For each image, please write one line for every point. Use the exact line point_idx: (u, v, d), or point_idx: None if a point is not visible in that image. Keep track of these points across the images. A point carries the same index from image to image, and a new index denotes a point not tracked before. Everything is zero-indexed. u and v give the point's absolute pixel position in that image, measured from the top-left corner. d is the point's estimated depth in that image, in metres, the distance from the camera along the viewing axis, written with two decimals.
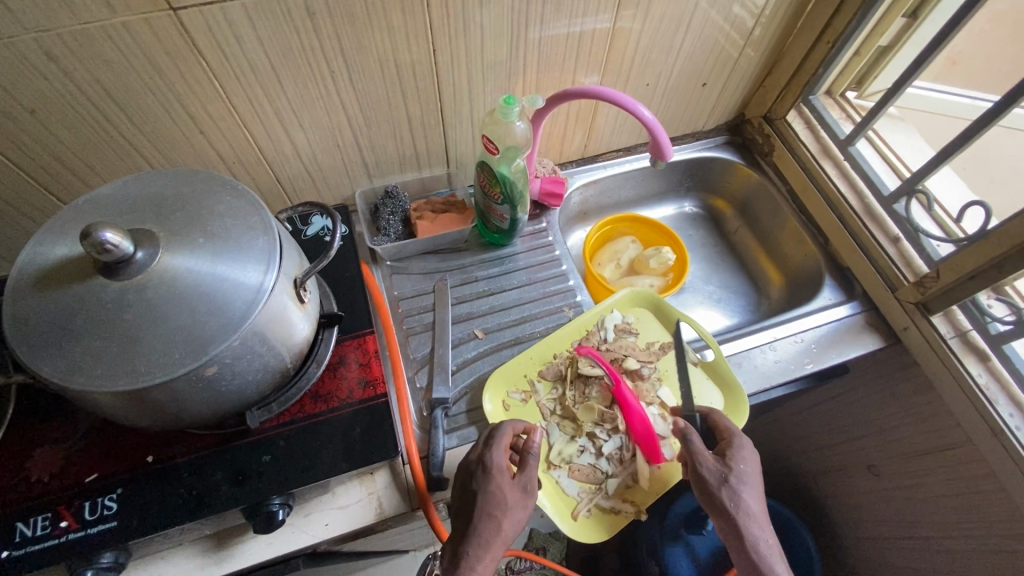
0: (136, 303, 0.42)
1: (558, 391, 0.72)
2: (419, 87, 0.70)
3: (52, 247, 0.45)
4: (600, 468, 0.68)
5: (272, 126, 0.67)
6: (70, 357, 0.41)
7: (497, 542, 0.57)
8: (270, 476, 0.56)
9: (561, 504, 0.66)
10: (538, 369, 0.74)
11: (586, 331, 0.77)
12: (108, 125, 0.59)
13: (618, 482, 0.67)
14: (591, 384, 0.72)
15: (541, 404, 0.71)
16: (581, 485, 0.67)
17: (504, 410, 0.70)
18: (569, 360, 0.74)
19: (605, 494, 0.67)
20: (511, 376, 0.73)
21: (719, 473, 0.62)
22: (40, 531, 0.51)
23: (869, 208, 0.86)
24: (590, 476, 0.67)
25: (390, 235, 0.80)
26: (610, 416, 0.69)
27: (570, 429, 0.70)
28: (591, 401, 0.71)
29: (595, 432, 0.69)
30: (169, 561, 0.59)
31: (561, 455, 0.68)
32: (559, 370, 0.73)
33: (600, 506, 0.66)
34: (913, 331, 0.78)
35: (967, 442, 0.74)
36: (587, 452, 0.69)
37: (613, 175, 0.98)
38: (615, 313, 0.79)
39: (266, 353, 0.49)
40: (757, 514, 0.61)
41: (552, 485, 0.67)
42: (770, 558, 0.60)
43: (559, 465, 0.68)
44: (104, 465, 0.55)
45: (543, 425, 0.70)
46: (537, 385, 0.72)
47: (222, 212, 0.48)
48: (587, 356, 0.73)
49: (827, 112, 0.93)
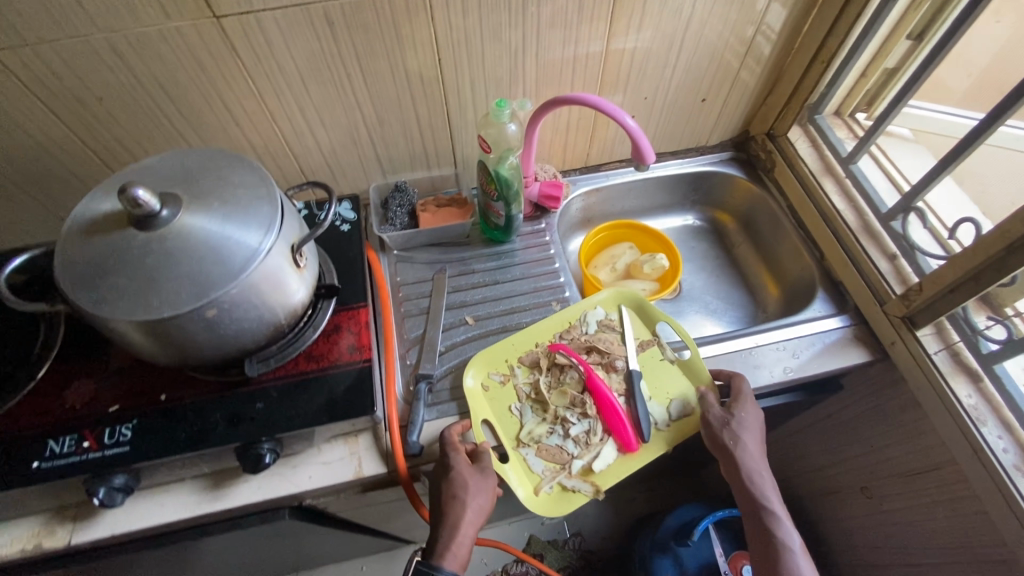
0: (158, 251, 0.51)
1: (535, 376, 0.76)
2: (427, 92, 0.78)
3: (99, 203, 0.54)
4: (566, 449, 0.72)
5: (297, 122, 0.76)
6: (100, 292, 0.50)
7: (464, 526, 0.62)
8: (261, 421, 0.63)
9: (525, 477, 0.70)
10: (518, 354, 0.78)
11: (570, 323, 0.81)
12: (160, 115, 0.70)
13: (582, 464, 0.71)
14: (566, 371, 0.76)
15: (517, 387, 0.76)
16: (547, 463, 0.71)
17: (482, 388, 0.75)
18: (547, 348, 0.78)
19: (567, 473, 0.70)
20: (492, 359, 0.77)
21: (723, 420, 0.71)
22: (66, 447, 0.60)
23: (866, 225, 0.87)
24: (556, 455, 0.71)
25: (396, 225, 0.87)
26: (581, 401, 0.74)
27: (541, 412, 0.74)
28: (564, 386, 0.75)
29: (565, 415, 0.73)
30: (172, 493, 0.67)
31: (531, 435, 0.72)
32: (537, 357, 0.77)
33: (562, 484, 0.70)
34: (900, 345, 0.77)
35: (952, 462, 0.73)
36: (555, 434, 0.72)
37: (615, 184, 1.03)
38: (600, 309, 0.83)
39: (262, 306, 0.56)
40: (750, 456, 0.69)
41: (519, 461, 0.71)
42: (763, 485, 0.69)
43: (528, 443, 0.72)
44: (125, 400, 0.64)
45: (517, 406, 0.74)
46: (515, 369, 0.77)
47: (235, 183, 0.56)
48: (560, 351, 0.76)
49: (832, 131, 0.95)
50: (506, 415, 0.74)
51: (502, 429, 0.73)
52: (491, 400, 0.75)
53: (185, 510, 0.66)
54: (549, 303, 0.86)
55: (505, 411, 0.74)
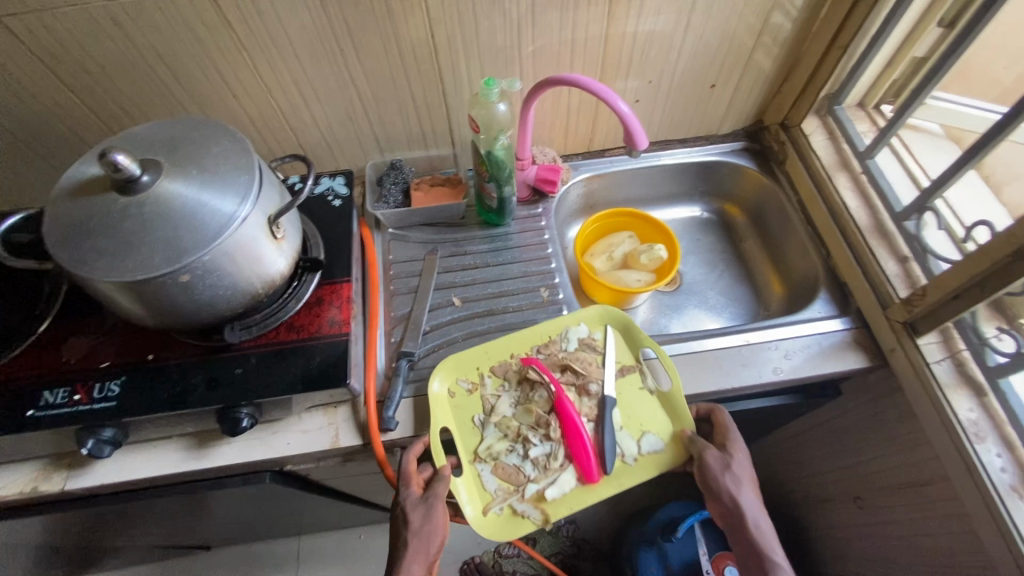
0: (135, 215, 0.53)
1: (504, 391, 0.75)
2: (422, 70, 0.77)
3: (87, 167, 0.56)
4: (523, 470, 0.72)
5: (293, 96, 0.77)
6: (80, 251, 0.52)
7: (408, 560, 0.62)
8: (238, 387, 0.65)
9: (477, 493, 0.71)
10: (490, 364, 0.77)
11: (549, 338, 0.79)
12: (159, 84, 0.72)
13: (536, 488, 0.71)
14: (537, 389, 0.75)
15: (485, 398, 0.75)
16: (501, 482, 0.71)
17: (449, 395, 0.75)
18: (520, 361, 0.77)
19: (520, 496, 0.71)
20: (462, 365, 0.76)
21: (721, 464, 0.68)
22: (59, 399, 0.64)
23: (879, 225, 0.82)
24: (512, 476, 0.71)
25: (389, 203, 0.88)
26: (545, 422, 0.73)
27: (503, 428, 0.73)
28: (532, 404, 0.74)
29: (528, 435, 0.72)
30: (158, 450, 0.70)
31: (490, 451, 0.72)
32: (509, 369, 0.77)
33: (512, 507, 0.70)
34: (899, 353, 0.73)
35: (944, 478, 0.69)
36: (514, 452, 0.72)
37: (619, 171, 1.00)
38: (583, 327, 0.81)
39: (236, 275, 0.58)
40: (752, 503, 0.66)
41: (473, 476, 0.72)
42: (768, 535, 0.65)
43: (485, 459, 0.72)
44: (117, 357, 0.67)
45: (480, 419, 0.74)
46: (485, 380, 0.76)
47: (216, 153, 0.58)
48: (533, 367, 0.75)
49: (852, 123, 0.91)
50: (469, 427, 0.73)
51: (460, 439, 0.73)
52: (455, 408, 0.74)
53: (169, 465, 0.69)
54: (537, 289, 0.85)
55: (467, 422, 0.74)
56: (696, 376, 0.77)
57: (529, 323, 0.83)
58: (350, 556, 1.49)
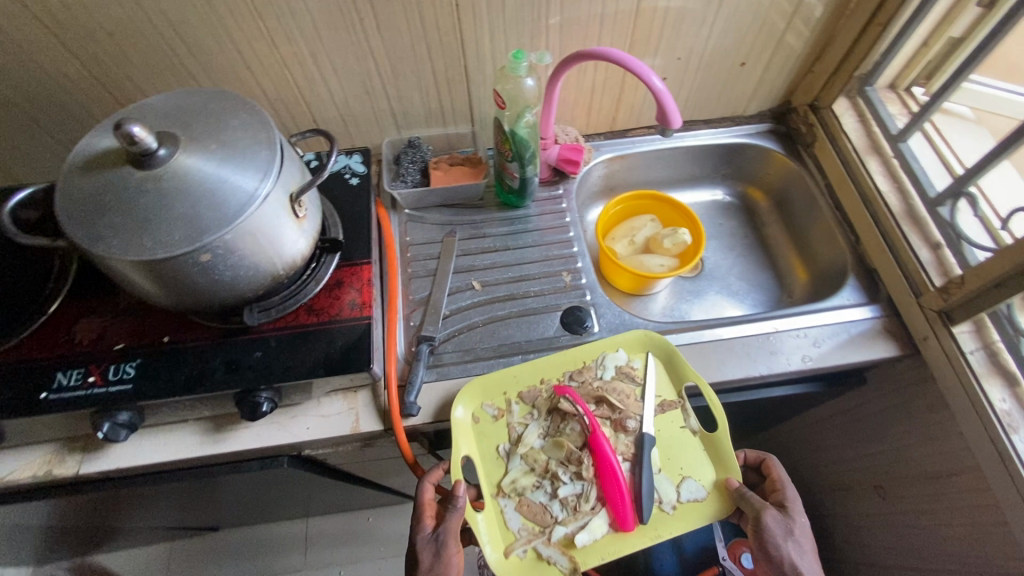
0: (153, 190, 0.50)
1: (531, 421, 0.72)
2: (444, 42, 0.74)
3: (99, 139, 0.53)
4: (550, 511, 0.69)
5: (309, 69, 0.74)
6: (95, 228, 0.50)
7: None
8: (258, 371, 0.63)
9: (499, 532, 0.68)
10: (518, 390, 0.73)
11: (583, 364, 0.75)
12: (170, 54, 0.69)
13: (564, 532, 0.68)
14: (568, 420, 0.72)
15: (511, 426, 0.72)
16: (525, 522, 0.69)
17: (472, 420, 0.72)
18: (552, 388, 0.73)
19: (546, 539, 0.68)
20: (489, 389, 0.73)
21: (781, 527, 0.66)
22: (73, 381, 0.62)
23: (911, 210, 0.80)
24: (538, 516, 0.69)
25: (407, 181, 0.85)
26: (577, 459, 0.70)
27: (531, 463, 0.70)
28: (563, 437, 0.71)
29: (557, 472, 0.70)
30: (174, 433, 0.69)
31: (514, 486, 0.69)
32: (539, 396, 0.73)
33: (536, 550, 0.68)
34: (932, 341, 0.72)
35: (975, 468, 0.68)
36: (541, 489, 0.70)
37: (641, 152, 0.97)
38: (621, 353, 0.76)
39: (257, 254, 0.56)
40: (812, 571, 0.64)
41: (496, 513, 0.69)
42: None
43: (509, 495, 0.69)
44: (131, 339, 0.65)
45: (505, 449, 0.71)
46: (512, 406, 0.73)
47: (235, 126, 0.55)
48: (566, 396, 0.71)
49: (883, 105, 0.88)
50: (493, 458, 0.71)
51: (483, 470, 0.70)
52: (479, 435, 0.72)
53: (186, 449, 0.68)
54: (559, 273, 0.83)
55: (491, 452, 0.71)
56: (723, 363, 0.76)
57: (552, 308, 0.81)
58: (358, 538, 1.50)
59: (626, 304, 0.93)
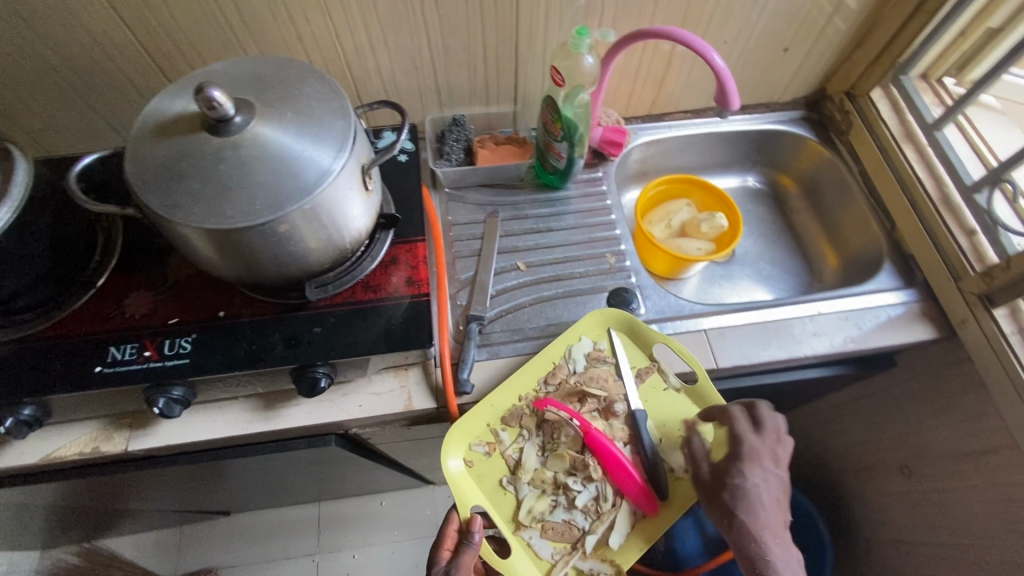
0: (231, 157, 0.49)
1: (524, 442, 0.72)
2: (499, 17, 0.73)
3: (169, 104, 0.52)
4: (575, 524, 0.71)
5: (361, 41, 0.72)
6: (172, 196, 0.48)
7: None
8: (317, 346, 0.62)
9: (533, 565, 0.69)
10: (500, 415, 0.72)
11: (553, 364, 0.74)
12: (221, 21, 0.67)
13: (596, 539, 0.70)
14: (561, 429, 0.72)
15: (506, 456, 0.72)
16: (555, 544, 0.70)
17: (468, 466, 0.71)
18: (534, 403, 0.72)
19: (581, 554, 0.70)
20: (472, 429, 0.72)
21: (705, 484, 0.67)
22: (128, 355, 0.61)
23: (946, 197, 0.82)
24: (565, 533, 0.70)
25: (451, 159, 0.84)
26: (583, 464, 0.71)
27: (539, 485, 0.71)
28: (560, 447, 0.72)
29: (567, 483, 0.71)
30: (225, 410, 0.68)
31: (532, 514, 0.70)
32: (523, 414, 0.72)
33: (576, 567, 0.69)
34: (971, 324, 0.74)
35: (1011, 446, 0.71)
36: (559, 507, 0.71)
37: (678, 136, 0.97)
38: (585, 340, 0.75)
39: (329, 226, 0.55)
40: (742, 528, 0.64)
41: (525, 546, 0.69)
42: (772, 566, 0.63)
43: (530, 525, 0.70)
44: (184, 314, 0.64)
45: (509, 481, 0.71)
46: (500, 435, 0.72)
47: (308, 95, 0.54)
48: (550, 407, 0.71)
49: (919, 94, 0.88)
50: (501, 493, 0.71)
51: (496, 509, 0.70)
52: (479, 477, 0.71)
53: (238, 427, 0.67)
54: (603, 255, 0.83)
55: (496, 487, 0.71)
56: (769, 344, 0.77)
57: (598, 289, 0.81)
58: (373, 521, 1.49)
59: (661, 284, 0.94)
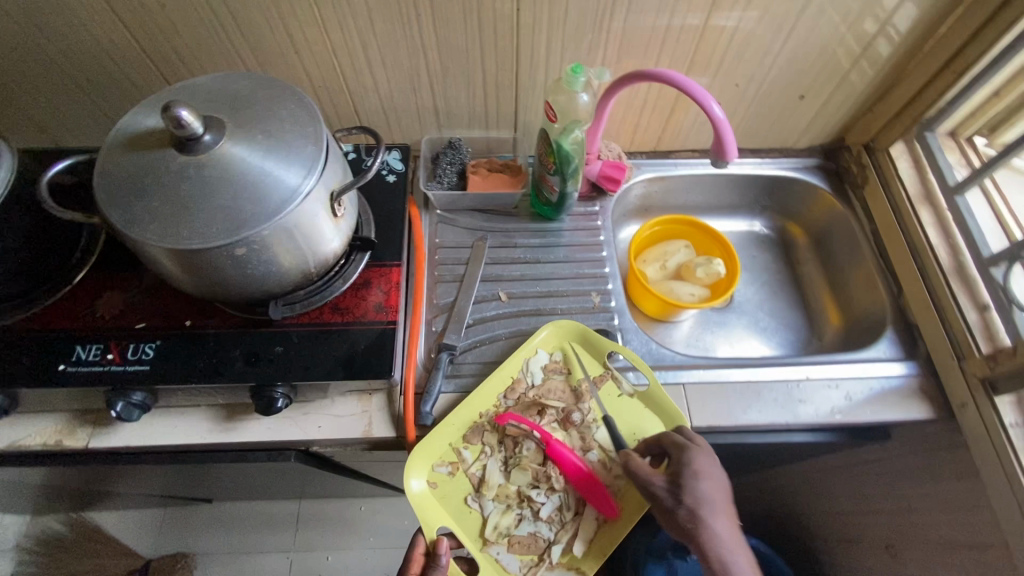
0: (195, 177, 0.49)
1: (486, 459, 0.69)
2: (499, 46, 0.72)
3: (144, 118, 0.52)
4: (541, 535, 0.68)
5: (358, 60, 0.72)
6: (133, 211, 0.48)
7: None
8: (279, 364, 0.62)
9: None
10: (462, 434, 0.70)
11: (513, 378, 0.73)
12: (221, 31, 0.67)
13: (562, 549, 0.67)
14: (521, 443, 0.69)
15: (470, 474, 0.69)
16: (522, 557, 0.67)
17: (431, 488, 0.68)
18: (494, 418, 0.70)
19: (548, 564, 0.67)
20: (434, 449, 0.69)
21: (664, 496, 0.62)
22: (92, 356, 0.61)
23: (960, 267, 0.77)
24: (531, 546, 0.67)
25: (442, 183, 0.83)
26: (545, 475, 0.69)
27: (503, 500, 0.68)
28: (522, 460, 0.69)
29: (531, 495, 0.68)
30: (185, 417, 0.68)
31: (498, 530, 0.67)
32: (483, 432, 0.70)
33: None
34: (970, 410, 0.69)
35: (1002, 545, 0.66)
36: (525, 520, 0.68)
37: (683, 175, 0.94)
38: (541, 354, 0.75)
39: (292, 251, 0.54)
40: (711, 534, 0.61)
41: (492, 563, 0.66)
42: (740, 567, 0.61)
43: (497, 541, 0.67)
44: (152, 319, 0.64)
45: (474, 498, 0.68)
46: (463, 454, 0.69)
47: (283, 117, 0.53)
48: (510, 422, 0.69)
49: (943, 153, 0.82)
50: (466, 512, 0.67)
51: (462, 529, 0.67)
52: (442, 498, 0.68)
53: (197, 435, 0.67)
54: (588, 293, 0.81)
55: (461, 506, 0.67)
56: (749, 406, 0.73)
57: None
58: (350, 525, 1.48)
59: (648, 329, 0.90)
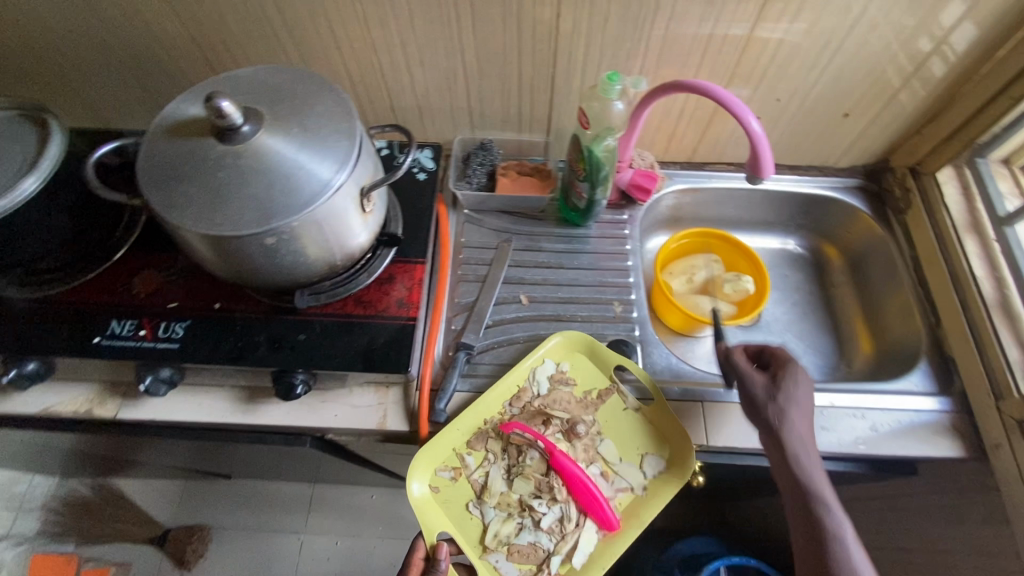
0: (231, 165, 0.50)
1: (489, 466, 0.69)
2: (537, 49, 0.72)
3: (188, 107, 0.54)
4: (540, 545, 0.67)
5: (397, 58, 0.73)
6: (171, 195, 0.50)
7: None
8: (300, 352, 0.63)
9: None
10: (466, 440, 0.70)
11: (519, 386, 0.72)
12: (267, 25, 0.69)
13: (561, 560, 0.66)
14: (525, 452, 0.69)
15: (472, 480, 0.69)
16: (521, 566, 0.66)
17: (433, 492, 0.68)
18: (499, 426, 0.70)
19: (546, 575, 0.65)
20: (438, 453, 0.69)
21: (759, 389, 0.65)
22: (126, 331, 0.64)
23: (1005, 301, 0.73)
24: (530, 556, 0.66)
25: (472, 183, 0.84)
26: (548, 486, 0.68)
27: (504, 508, 0.68)
28: (525, 469, 0.68)
29: (532, 504, 0.68)
30: (209, 396, 0.70)
31: (498, 538, 0.66)
32: (487, 439, 0.70)
33: None
34: (1005, 451, 0.66)
35: None
36: (525, 529, 0.67)
37: (717, 188, 0.92)
38: (548, 363, 0.74)
39: (319, 242, 0.55)
40: (794, 435, 0.62)
41: (491, 571, 0.65)
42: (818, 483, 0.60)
43: (496, 548, 0.66)
44: (183, 300, 0.66)
45: (475, 505, 0.68)
46: (466, 460, 0.69)
47: (319, 112, 0.54)
48: (515, 430, 0.69)
49: (994, 182, 0.79)
50: (466, 519, 0.67)
51: (462, 535, 0.67)
52: (444, 503, 0.68)
53: (219, 414, 0.69)
54: (610, 301, 0.80)
55: (462, 513, 0.68)
56: None
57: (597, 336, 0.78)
58: (359, 513, 1.49)
59: (670, 342, 0.88)
